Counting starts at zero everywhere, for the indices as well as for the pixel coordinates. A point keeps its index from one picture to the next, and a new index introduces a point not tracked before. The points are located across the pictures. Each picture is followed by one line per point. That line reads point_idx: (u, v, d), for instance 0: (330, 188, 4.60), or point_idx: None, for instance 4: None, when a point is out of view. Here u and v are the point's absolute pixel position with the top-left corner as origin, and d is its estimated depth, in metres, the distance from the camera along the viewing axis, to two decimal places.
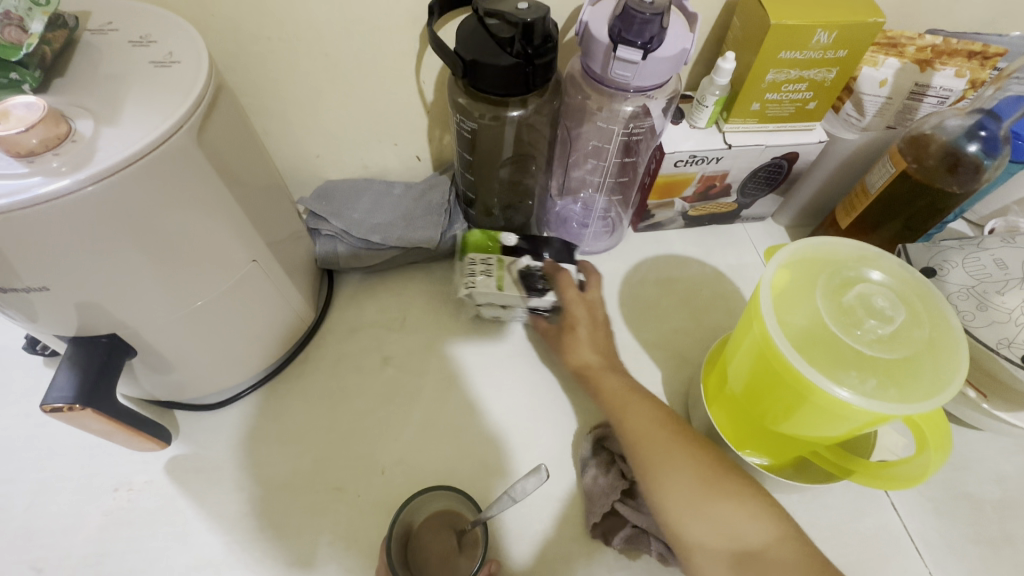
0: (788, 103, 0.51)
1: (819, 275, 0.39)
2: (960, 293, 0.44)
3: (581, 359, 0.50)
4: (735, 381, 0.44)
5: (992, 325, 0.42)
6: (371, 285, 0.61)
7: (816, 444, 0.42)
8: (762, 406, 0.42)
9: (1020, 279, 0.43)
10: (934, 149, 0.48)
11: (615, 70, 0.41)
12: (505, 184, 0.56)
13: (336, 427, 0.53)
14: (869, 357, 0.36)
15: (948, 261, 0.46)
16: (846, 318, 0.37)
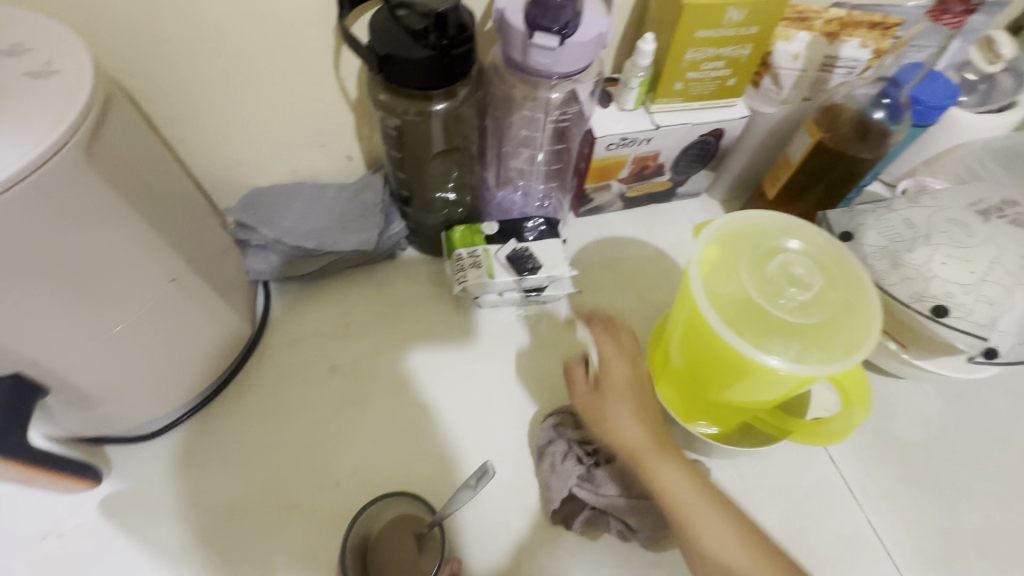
0: (709, 82, 0.52)
1: (743, 249, 0.41)
2: (875, 254, 0.47)
3: (619, 436, 0.45)
4: (676, 357, 0.46)
5: (905, 281, 0.45)
6: (311, 293, 0.59)
7: (754, 407, 0.44)
8: (704, 379, 0.43)
9: (927, 235, 0.46)
10: (845, 119, 0.51)
11: (535, 58, 0.41)
12: (439, 180, 0.55)
13: (284, 444, 0.51)
14: (792, 324, 0.38)
15: (864, 224, 0.48)
16: (770, 289, 0.39)
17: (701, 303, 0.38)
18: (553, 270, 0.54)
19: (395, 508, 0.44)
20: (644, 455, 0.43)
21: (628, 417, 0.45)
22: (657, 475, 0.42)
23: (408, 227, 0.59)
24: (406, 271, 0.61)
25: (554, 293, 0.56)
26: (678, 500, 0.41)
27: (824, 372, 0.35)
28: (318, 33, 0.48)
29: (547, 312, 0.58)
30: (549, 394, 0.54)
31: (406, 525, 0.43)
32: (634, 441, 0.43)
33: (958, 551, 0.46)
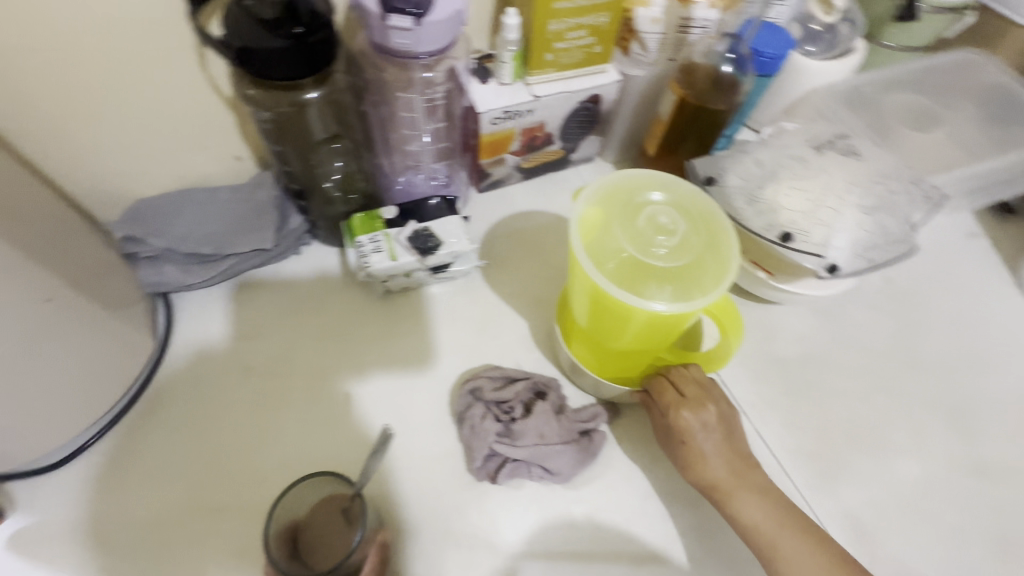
0: (577, 50, 0.55)
1: (615, 211, 0.44)
2: (735, 193, 0.52)
3: (708, 473, 0.46)
4: (577, 323, 0.48)
5: (761, 214, 0.51)
6: (217, 299, 0.58)
7: (651, 353, 0.47)
8: (604, 337, 0.46)
9: (772, 173, 0.52)
10: (700, 74, 0.56)
11: (396, 39, 0.42)
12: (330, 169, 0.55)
13: (204, 451, 0.50)
14: (664, 269, 0.42)
15: (724, 169, 0.54)
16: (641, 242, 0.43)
17: (584, 265, 0.41)
18: (453, 246, 0.56)
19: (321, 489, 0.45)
20: (736, 486, 0.45)
21: (718, 448, 0.46)
22: (740, 501, 0.45)
23: (307, 221, 0.60)
24: (314, 266, 0.61)
25: (460, 268, 0.58)
26: (758, 527, 0.44)
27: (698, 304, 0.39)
28: (176, 32, 0.47)
29: (458, 286, 0.61)
30: (468, 364, 0.56)
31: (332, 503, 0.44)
32: (723, 473, 0.45)
33: (831, 443, 0.53)
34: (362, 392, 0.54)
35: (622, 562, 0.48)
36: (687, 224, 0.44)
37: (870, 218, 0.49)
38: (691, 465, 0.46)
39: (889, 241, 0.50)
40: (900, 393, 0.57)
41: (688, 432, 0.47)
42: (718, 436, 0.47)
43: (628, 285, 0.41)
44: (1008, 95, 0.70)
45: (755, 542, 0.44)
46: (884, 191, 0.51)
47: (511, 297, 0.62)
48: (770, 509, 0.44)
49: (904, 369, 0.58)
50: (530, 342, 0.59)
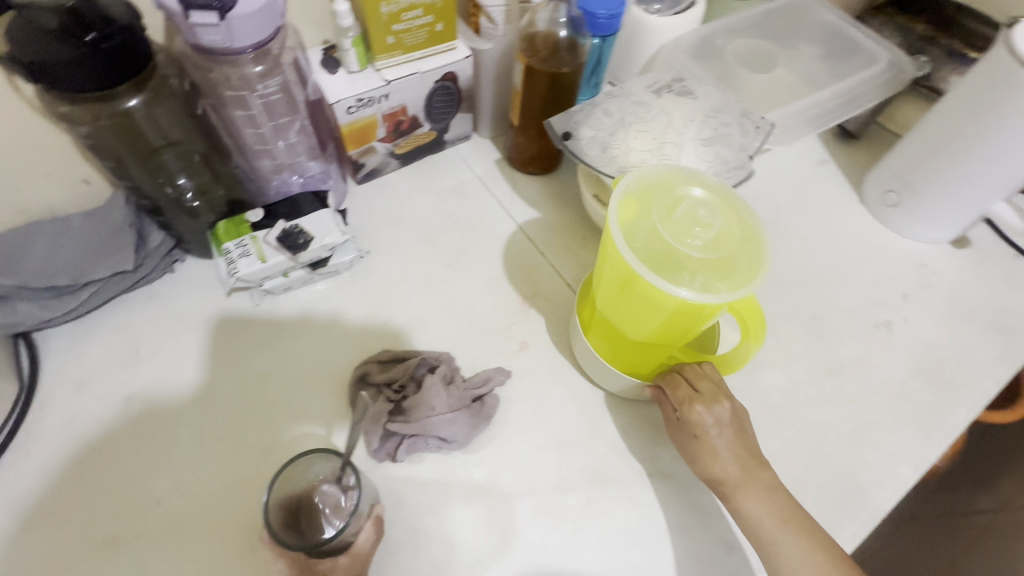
0: (418, 30, 0.56)
1: (654, 197, 0.43)
2: (589, 144, 0.54)
3: (716, 467, 0.47)
4: (601, 306, 0.48)
5: (612, 161, 0.53)
6: (88, 331, 0.56)
7: (670, 346, 0.47)
8: (629, 323, 0.46)
9: (618, 121, 0.54)
10: (541, 40, 0.58)
11: (205, 37, 0.41)
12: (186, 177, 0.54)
13: (90, 485, 0.49)
14: (697, 260, 0.40)
15: (577, 122, 0.55)
16: (678, 229, 0.42)
17: (619, 245, 0.40)
18: (325, 238, 0.56)
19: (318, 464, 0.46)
20: (745, 482, 0.46)
21: (732, 442, 0.47)
22: (746, 498, 0.45)
23: (171, 236, 0.58)
24: (189, 281, 0.59)
25: (340, 260, 0.58)
26: (760, 525, 0.44)
27: (726, 296, 0.38)
28: None
29: (343, 280, 0.61)
30: (362, 354, 0.57)
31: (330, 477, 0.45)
32: (732, 468, 0.46)
33: None
34: (255, 400, 0.54)
35: (525, 513, 0.50)
36: (722, 221, 0.43)
37: (706, 151, 0.52)
38: (701, 457, 0.48)
39: (728, 171, 0.53)
40: (765, 314, 0.62)
41: (701, 427, 0.48)
42: (732, 439, 0.48)
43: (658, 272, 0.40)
44: (834, 30, 0.76)
45: (756, 541, 0.45)
46: (717, 125, 0.54)
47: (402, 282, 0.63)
48: (777, 508, 0.45)
49: (768, 291, 0.64)
50: (422, 323, 0.59)
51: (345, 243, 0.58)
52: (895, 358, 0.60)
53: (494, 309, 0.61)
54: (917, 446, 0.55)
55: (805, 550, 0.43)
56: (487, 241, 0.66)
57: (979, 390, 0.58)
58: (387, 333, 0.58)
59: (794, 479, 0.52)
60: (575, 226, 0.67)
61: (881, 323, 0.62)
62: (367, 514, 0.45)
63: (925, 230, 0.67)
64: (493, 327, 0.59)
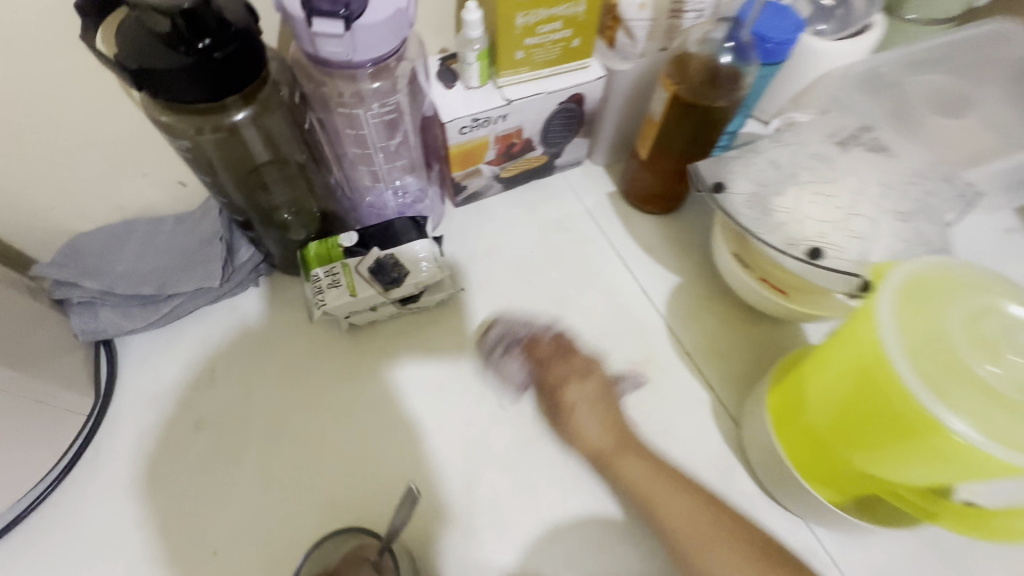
0: (552, 46, 0.48)
1: (947, 291, 0.33)
2: (747, 203, 0.44)
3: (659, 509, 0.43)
4: (819, 396, 0.39)
5: (778, 229, 0.42)
6: (166, 342, 0.53)
7: (893, 483, 0.37)
8: (851, 434, 0.37)
9: (791, 176, 0.44)
10: (695, 67, 0.49)
11: (326, 48, 0.35)
12: (284, 194, 0.48)
13: (151, 518, 0.46)
14: (999, 391, 0.30)
15: (733, 172, 0.45)
16: (976, 342, 0.31)
17: (883, 331, 0.32)
18: (420, 275, 0.50)
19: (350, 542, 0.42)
20: (700, 543, 0.41)
21: (593, 418, 0.48)
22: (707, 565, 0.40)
23: (259, 252, 0.53)
24: (270, 300, 0.55)
25: (431, 297, 0.52)
26: None
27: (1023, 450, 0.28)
28: (79, 53, 0.39)
29: (432, 316, 0.54)
30: (445, 407, 0.50)
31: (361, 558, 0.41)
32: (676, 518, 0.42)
33: None
34: (327, 445, 0.49)
35: None
36: None
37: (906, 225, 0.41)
38: (610, 469, 0.46)
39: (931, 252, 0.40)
40: None
41: (570, 406, 0.49)
42: (639, 459, 0.46)
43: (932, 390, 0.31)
44: None
45: (681, 556, 0.42)
46: (921, 193, 0.43)
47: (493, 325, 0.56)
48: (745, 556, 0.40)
49: None
50: (511, 380, 0.52)
51: (420, 293, 0.51)
52: None
53: (597, 373, 0.52)
54: None
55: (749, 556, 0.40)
56: (595, 289, 0.57)
57: None
58: (474, 386, 0.51)
59: None
60: (696, 280, 0.58)
61: None
62: None
63: None
64: None
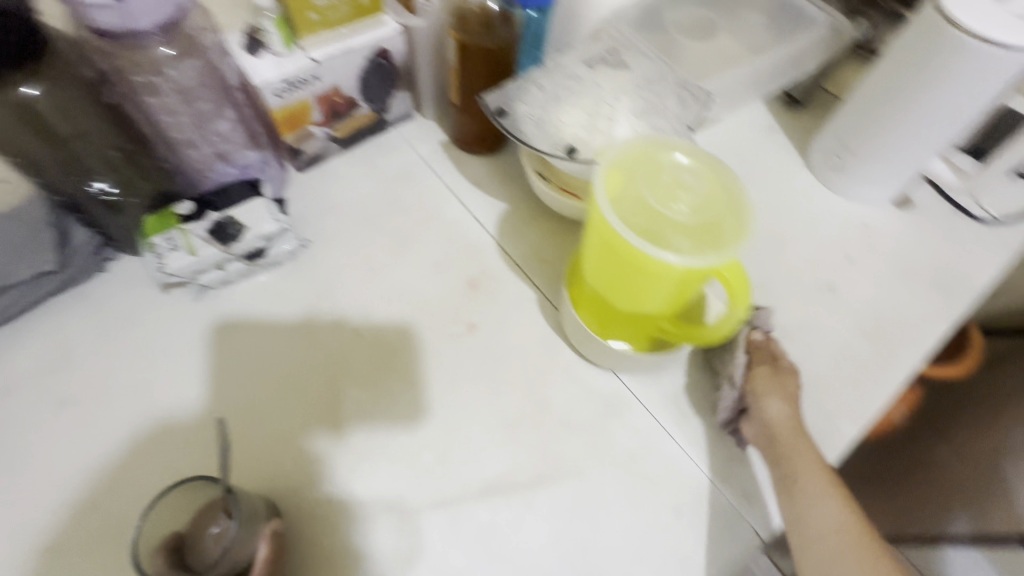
0: (342, 5, 0.55)
1: (636, 175, 0.44)
2: (523, 119, 0.58)
3: (767, 411, 0.49)
4: (587, 287, 0.50)
5: (546, 132, 0.57)
6: (15, 338, 0.54)
7: (654, 321, 0.47)
8: (595, 266, 0.47)
9: (547, 96, 0.59)
10: (475, 17, 0.56)
11: (99, 18, 0.39)
12: (85, 179, 0.51)
13: (23, 493, 0.48)
14: (680, 223, 0.41)
15: (513, 100, 0.59)
16: (662, 195, 0.42)
17: (601, 205, 0.41)
18: (259, 228, 0.55)
19: (199, 495, 0.43)
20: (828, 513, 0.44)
21: (812, 463, 0.46)
22: (800, 465, 0.46)
23: (97, 234, 0.56)
24: (121, 281, 0.58)
25: (277, 251, 0.57)
26: (815, 524, 0.44)
27: (702, 261, 0.38)
28: None
29: (285, 271, 0.59)
30: (310, 347, 0.56)
31: (213, 508, 0.42)
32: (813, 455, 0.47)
33: None
34: (194, 398, 0.53)
35: (472, 487, 0.49)
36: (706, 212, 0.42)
37: (640, 120, 0.57)
38: (783, 457, 0.47)
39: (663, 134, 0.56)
40: None
41: (788, 457, 0.47)
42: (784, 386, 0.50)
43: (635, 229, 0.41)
44: None
45: (777, 456, 0.48)
46: (645, 95, 0.59)
47: (344, 269, 0.60)
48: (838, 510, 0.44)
49: None
50: (367, 312, 0.58)
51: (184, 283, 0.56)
52: (841, 317, 0.61)
53: (442, 293, 0.59)
54: (858, 402, 0.55)
55: (792, 419, 0.48)
56: (433, 225, 0.64)
57: (921, 345, 0.59)
58: (332, 324, 0.57)
59: (738, 441, 0.52)
60: (521, 206, 0.66)
61: (827, 286, 0.63)
62: (262, 532, 0.44)
63: (869, 190, 0.68)
64: (438, 310, 0.58)
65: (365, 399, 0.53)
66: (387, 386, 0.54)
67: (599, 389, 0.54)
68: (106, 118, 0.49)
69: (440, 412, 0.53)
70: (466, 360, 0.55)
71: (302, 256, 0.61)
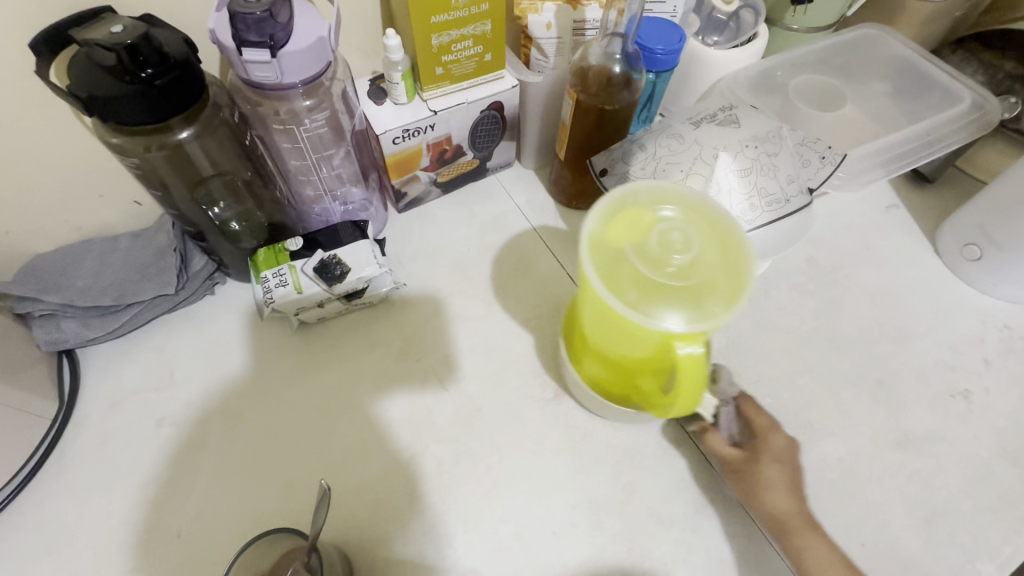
0: (466, 61, 0.55)
1: (627, 231, 0.40)
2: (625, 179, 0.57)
3: (772, 503, 0.46)
4: (583, 341, 0.47)
5: None
6: (127, 351, 0.57)
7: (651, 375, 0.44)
8: (597, 339, 0.43)
9: (649, 153, 0.56)
10: (594, 76, 0.56)
11: (255, 73, 0.41)
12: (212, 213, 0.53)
13: (116, 508, 0.49)
14: (680, 283, 0.38)
15: (616, 159, 0.58)
16: (657, 254, 0.38)
17: (593, 273, 0.38)
18: (361, 271, 0.55)
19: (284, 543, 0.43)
20: None
21: (823, 546, 0.44)
22: (808, 546, 0.44)
23: (212, 260, 0.58)
24: (226, 305, 0.60)
25: (375, 292, 0.57)
26: None
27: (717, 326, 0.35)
28: (32, 85, 0.43)
29: (379, 311, 0.60)
30: (395, 393, 0.55)
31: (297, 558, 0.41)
32: (813, 533, 0.45)
33: None
34: (282, 434, 0.53)
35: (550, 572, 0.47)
36: (705, 264, 0.38)
37: (749, 188, 0.54)
38: (789, 537, 0.45)
39: (772, 202, 0.54)
40: (825, 375, 0.57)
41: (795, 536, 0.45)
42: (784, 467, 0.47)
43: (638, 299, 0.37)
44: (910, 66, 0.70)
45: (784, 542, 0.45)
46: (759, 155, 0.55)
47: (434, 316, 0.60)
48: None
49: (828, 349, 0.58)
50: (453, 363, 0.57)
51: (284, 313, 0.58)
52: (973, 432, 0.54)
53: (530, 353, 0.58)
54: (1000, 541, 0.49)
55: (797, 504, 0.46)
56: (525, 278, 0.63)
57: None
58: (418, 371, 0.56)
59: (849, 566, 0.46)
60: None
61: (958, 393, 0.56)
62: None
63: (1013, 289, 0.60)
64: (525, 371, 0.56)
65: (445, 457, 0.52)
66: (468, 447, 0.52)
67: (692, 481, 0.50)
68: (241, 159, 0.51)
69: (521, 483, 0.50)
70: (551, 429, 0.53)
71: (395, 299, 0.61)
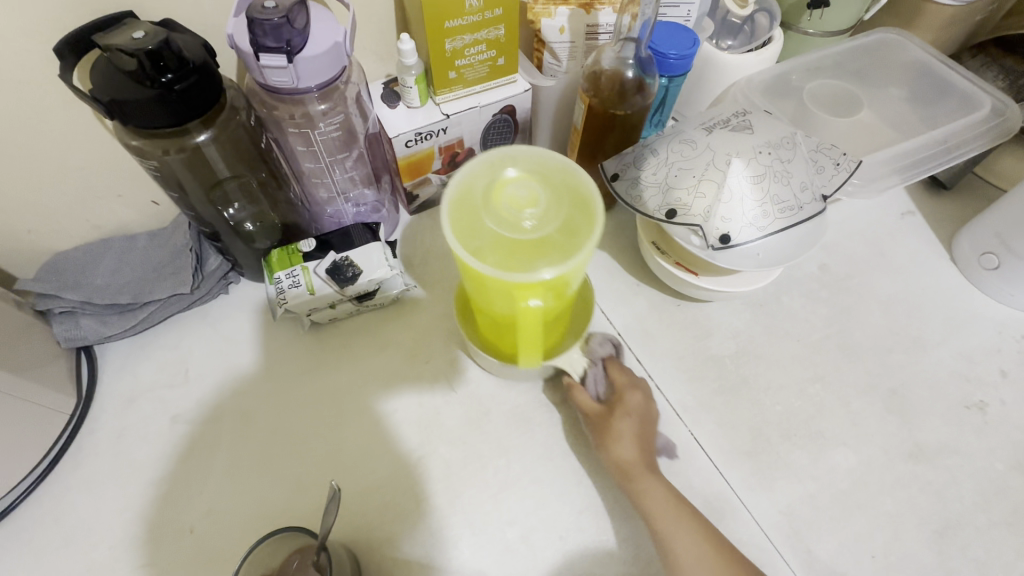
0: (479, 65, 0.56)
1: (475, 197, 0.36)
2: (638, 182, 0.57)
3: (619, 452, 0.48)
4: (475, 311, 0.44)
5: (658, 194, 0.55)
6: (143, 348, 0.58)
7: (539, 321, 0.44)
8: (486, 304, 0.41)
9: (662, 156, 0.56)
10: (606, 80, 0.55)
11: (272, 77, 0.42)
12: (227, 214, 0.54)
13: (131, 502, 0.50)
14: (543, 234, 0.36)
15: (629, 162, 0.58)
16: (511, 213, 0.36)
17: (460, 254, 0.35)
18: (373, 272, 0.55)
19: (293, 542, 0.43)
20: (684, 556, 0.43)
21: (669, 501, 0.46)
22: (656, 506, 0.46)
23: (227, 260, 0.59)
24: (239, 305, 0.61)
25: (386, 293, 0.58)
26: (677, 547, 0.44)
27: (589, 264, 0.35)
28: (56, 88, 0.44)
29: (390, 312, 0.60)
30: (405, 394, 0.56)
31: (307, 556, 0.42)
32: (657, 481, 0.47)
33: (768, 439, 0.53)
34: (293, 432, 0.54)
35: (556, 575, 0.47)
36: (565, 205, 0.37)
37: (765, 195, 0.53)
38: (634, 482, 0.47)
39: (785, 209, 0.54)
40: (837, 384, 0.56)
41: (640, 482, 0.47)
42: (633, 420, 0.50)
43: (505, 258, 0.35)
44: (927, 72, 0.69)
45: (635, 499, 0.47)
46: (774, 161, 0.55)
47: (444, 318, 0.60)
48: (689, 529, 0.45)
49: (841, 357, 0.58)
50: (462, 366, 0.57)
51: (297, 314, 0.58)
52: (988, 445, 0.53)
53: None
54: (1015, 556, 0.48)
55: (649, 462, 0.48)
56: None
57: None
58: (428, 373, 0.57)
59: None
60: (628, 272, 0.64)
61: (973, 405, 0.55)
62: None
63: None
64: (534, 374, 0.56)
65: (454, 459, 0.52)
66: (476, 449, 0.52)
67: (700, 488, 0.51)
68: (257, 159, 0.52)
69: (528, 486, 0.51)
70: (559, 433, 0.53)
71: (406, 301, 0.61)
